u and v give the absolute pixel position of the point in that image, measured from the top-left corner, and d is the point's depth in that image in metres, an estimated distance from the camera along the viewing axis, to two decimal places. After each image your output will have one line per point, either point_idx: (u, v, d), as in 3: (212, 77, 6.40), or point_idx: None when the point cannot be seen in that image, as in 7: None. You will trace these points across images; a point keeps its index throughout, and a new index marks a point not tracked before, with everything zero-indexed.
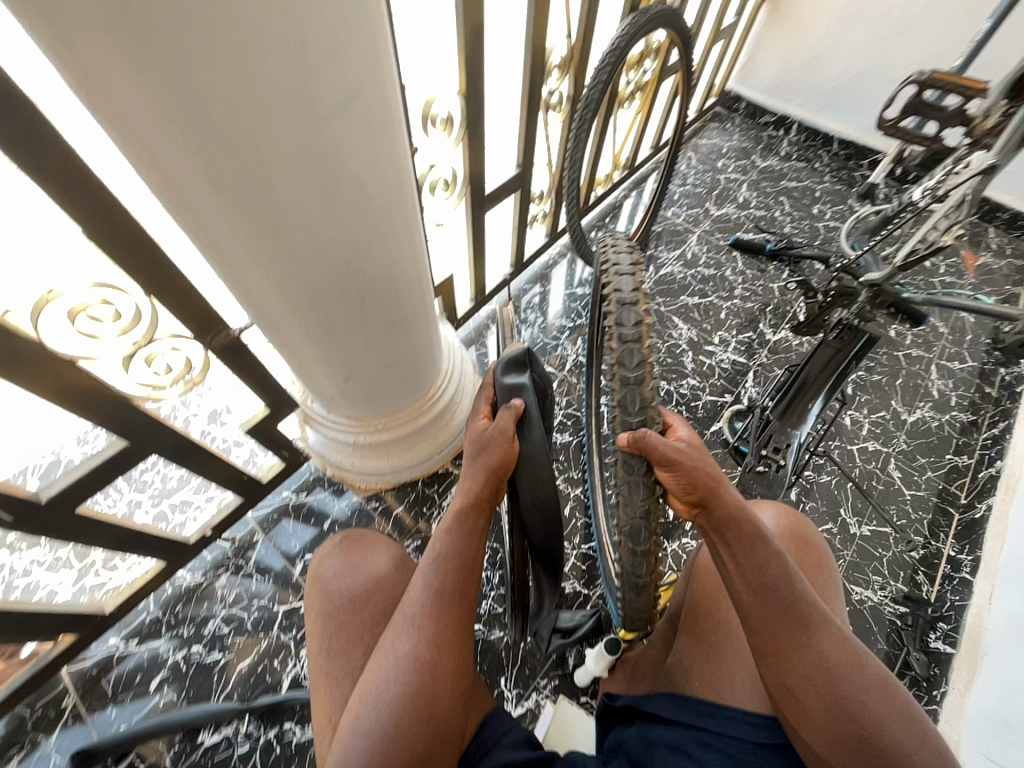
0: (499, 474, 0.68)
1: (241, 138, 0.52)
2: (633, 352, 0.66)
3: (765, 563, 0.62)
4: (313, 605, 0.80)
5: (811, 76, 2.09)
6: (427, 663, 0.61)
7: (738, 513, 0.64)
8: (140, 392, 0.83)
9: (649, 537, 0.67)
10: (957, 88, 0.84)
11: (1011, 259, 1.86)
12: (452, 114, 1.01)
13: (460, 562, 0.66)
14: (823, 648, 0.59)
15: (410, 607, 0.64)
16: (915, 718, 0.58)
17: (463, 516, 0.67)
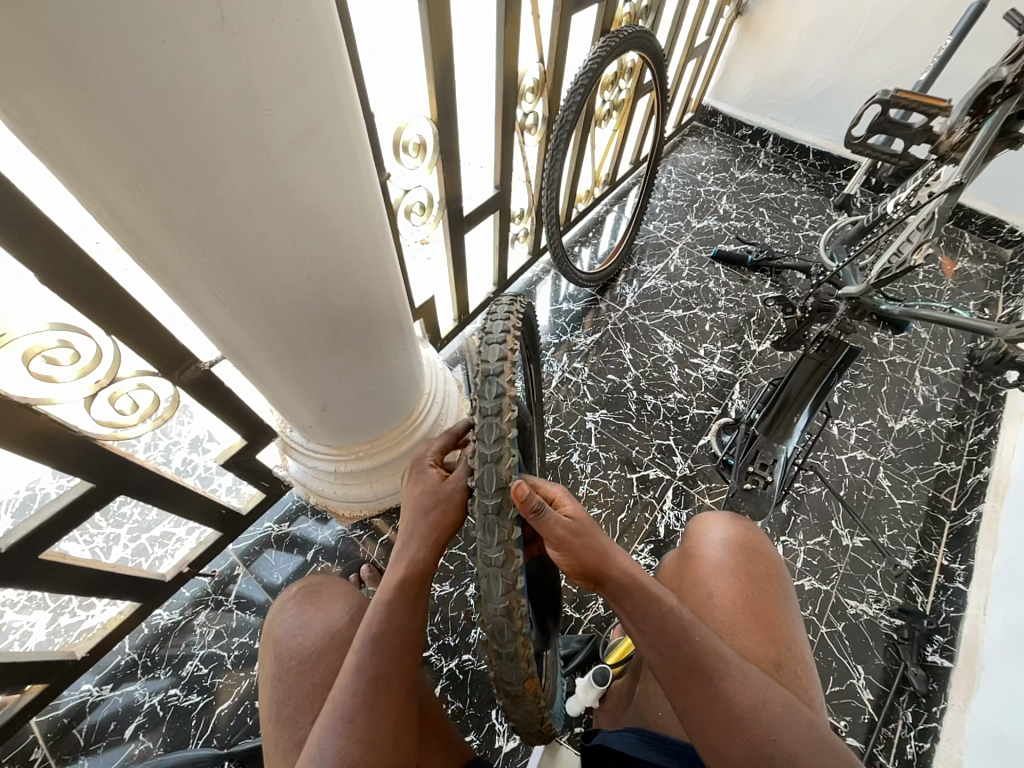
0: (443, 539, 0.64)
1: (196, 178, 0.51)
2: (492, 426, 0.55)
3: (667, 624, 0.59)
4: (265, 665, 0.80)
5: (784, 90, 2.13)
6: (354, 761, 0.56)
7: (632, 580, 0.59)
8: (104, 431, 0.80)
9: (515, 637, 0.53)
10: (919, 106, 0.86)
11: (987, 263, 1.89)
12: (425, 139, 1.01)
13: (400, 639, 0.61)
14: (735, 698, 0.58)
15: (341, 695, 0.59)
16: (830, 742, 0.59)
17: (402, 586, 0.62)
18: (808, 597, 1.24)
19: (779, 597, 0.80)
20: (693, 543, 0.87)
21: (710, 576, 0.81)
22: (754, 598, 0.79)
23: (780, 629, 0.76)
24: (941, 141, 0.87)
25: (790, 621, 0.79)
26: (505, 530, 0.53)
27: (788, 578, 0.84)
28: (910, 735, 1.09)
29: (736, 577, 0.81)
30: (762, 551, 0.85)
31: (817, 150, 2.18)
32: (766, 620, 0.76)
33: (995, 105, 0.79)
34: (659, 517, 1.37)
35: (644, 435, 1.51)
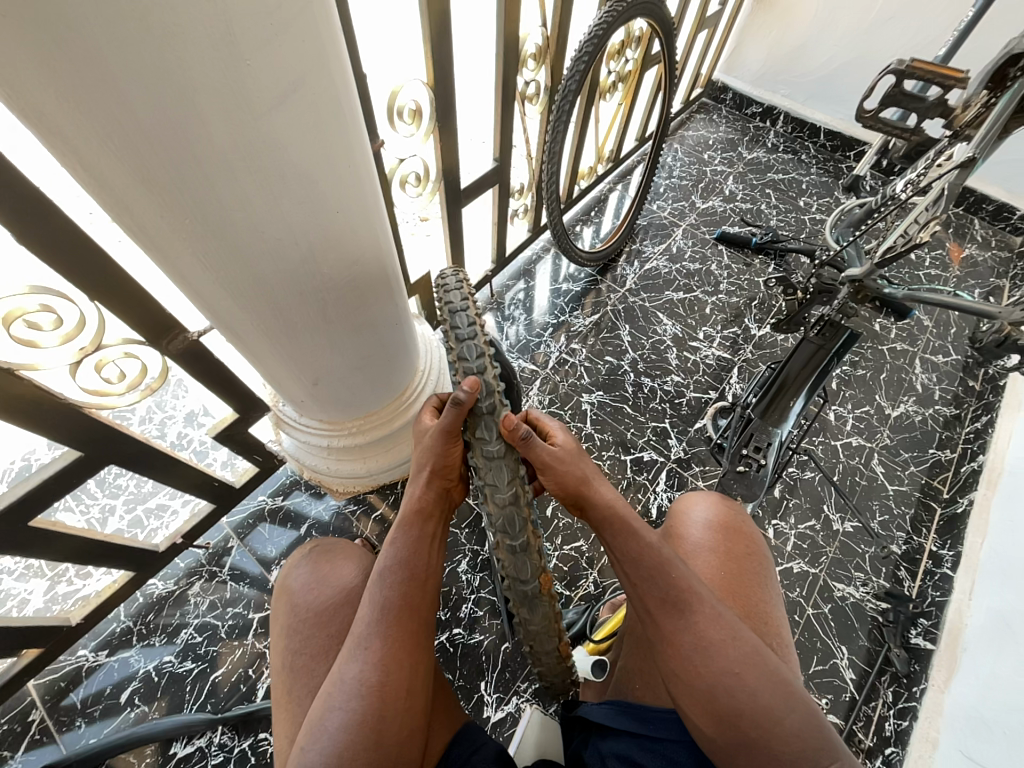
0: (443, 482, 0.71)
1: (169, 131, 0.48)
2: (471, 348, 0.82)
3: (640, 553, 0.64)
4: (279, 617, 0.81)
5: (797, 65, 2.06)
6: (375, 686, 0.58)
7: (609, 510, 0.68)
8: (90, 400, 0.79)
9: (522, 529, 0.77)
10: (936, 77, 0.81)
11: (995, 250, 1.85)
12: (421, 105, 0.97)
13: (408, 574, 0.64)
14: (704, 630, 0.59)
15: (359, 627, 0.61)
16: (799, 694, 0.58)
17: (408, 524, 0.67)
18: (796, 580, 1.25)
19: (760, 576, 0.79)
20: (677, 522, 0.87)
21: (692, 554, 0.82)
22: (734, 574, 0.79)
23: (756, 605, 0.76)
24: (955, 116, 0.84)
25: (768, 598, 0.78)
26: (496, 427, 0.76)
27: (771, 562, 0.83)
28: (889, 713, 1.11)
29: (715, 556, 0.80)
30: (746, 532, 0.85)
31: (828, 130, 2.12)
32: (744, 593, 0.77)
33: (1014, 78, 0.75)
34: (651, 498, 1.37)
35: (640, 417, 1.50)
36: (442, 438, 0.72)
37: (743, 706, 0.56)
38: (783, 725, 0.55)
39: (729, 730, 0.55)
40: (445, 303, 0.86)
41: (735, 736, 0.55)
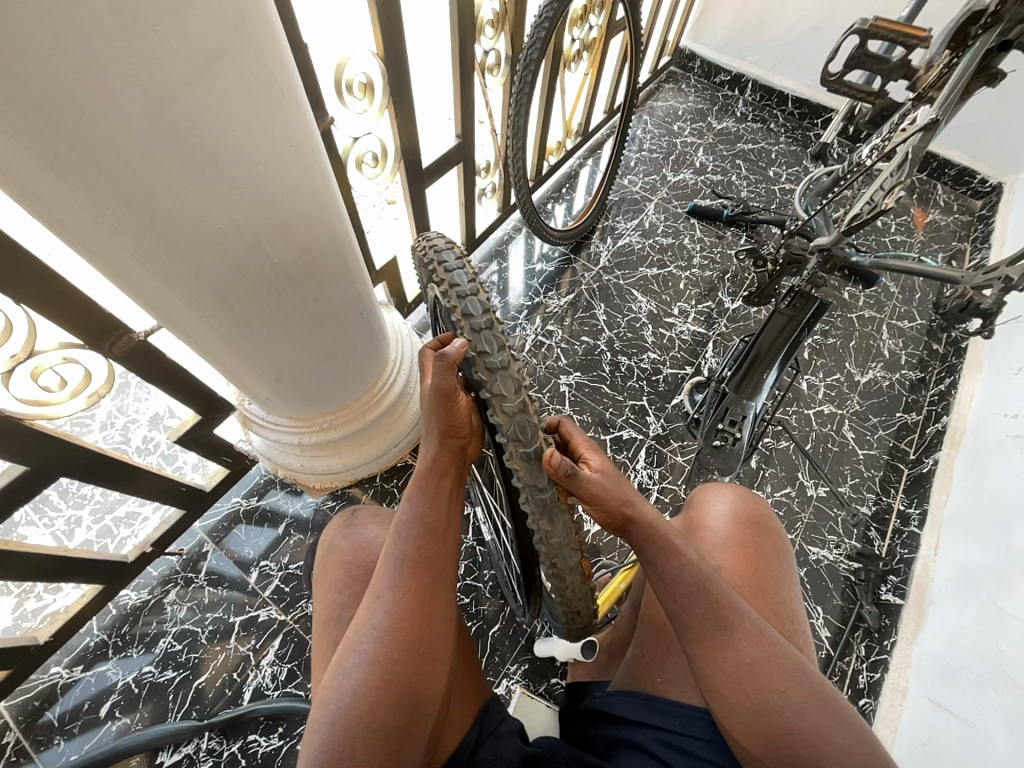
0: (455, 438, 0.66)
1: (77, 111, 0.43)
2: (461, 270, 0.72)
3: (683, 579, 0.62)
4: (323, 575, 0.78)
5: (764, 31, 2.02)
6: (396, 635, 0.57)
7: (652, 528, 0.63)
8: (29, 410, 0.74)
9: (536, 433, 0.63)
10: (900, 37, 0.79)
11: (957, 215, 1.89)
12: (372, 78, 0.91)
13: (429, 526, 0.62)
14: (750, 652, 0.59)
15: (381, 578, 0.60)
16: (841, 705, 0.59)
17: (426, 480, 0.64)
18: None
19: (784, 573, 0.80)
20: (699, 513, 0.87)
21: (715, 549, 0.81)
22: (759, 571, 0.78)
23: (779, 600, 0.76)
24: (919, 78, 0.83)
25: (794, 595, 0.79)
26: (498, 339, 0.65)
27: (791, 553, 0.84)
28: (863, 667, 1.16)
29: (739, 550, 0.80)
30: (767, 525, 0.84)
31: (796, 98, 2.10)
32: (769, 590, 0.77)
33: (976, 36, 0.74)
34: (632, 476, 1.38)
35: (618, 396, 1.50)
36: (439, 399, 0.63)
37: (794, 726, 0.56)
38: (829, 741, 0.55)
39: (779, 750, 0.56)
40: (437, 262, 0.73)
41: (781, 753, 0.56)
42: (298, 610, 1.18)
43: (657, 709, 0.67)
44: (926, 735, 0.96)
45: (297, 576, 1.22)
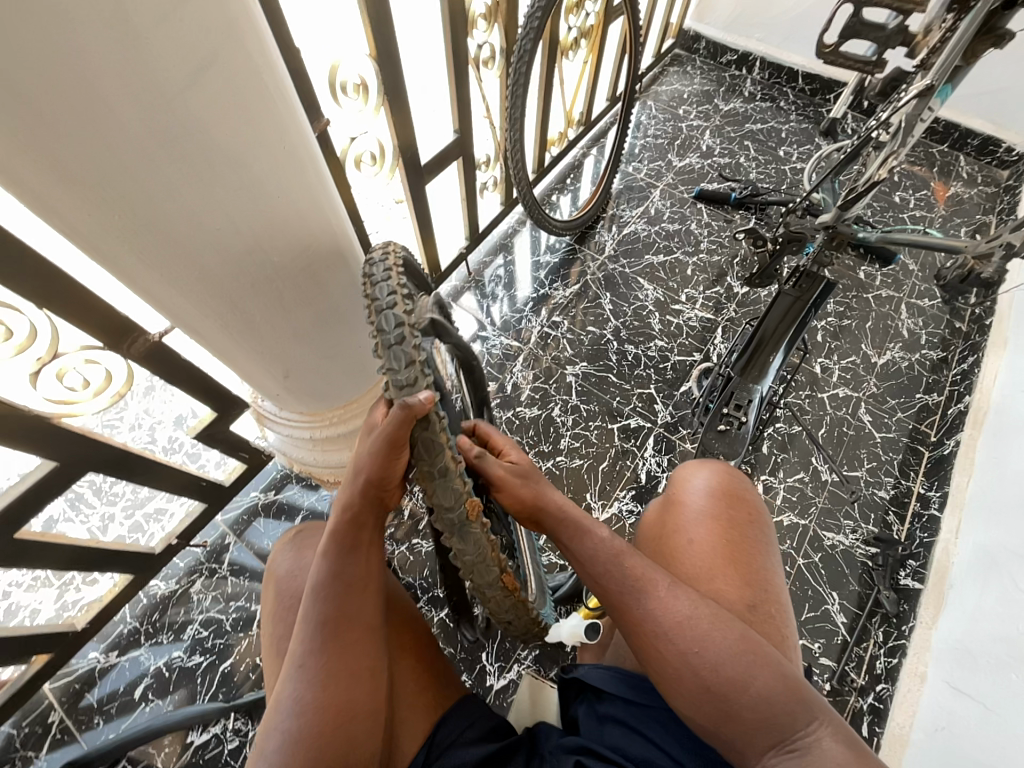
0: (378, 485, 0.62)
1: (83, 121, 0.47)
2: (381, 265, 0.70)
3: (597, 553, 0.62)
4: (267, 604, 0.81)
5: (770, 7, 1.97)
6: (311, 709, 0.56)
7: (563, 516, 0.64)
8: (54, 409, 0.78)
9: (444, 451, 0.59)
10: (895, 2, 0.76)
11: (982, 187, 1.81)
12: (366, 79, 0.93)
13: (345, 584, 0.61)
14: (667, 615, 0.59)
15: (295, 649, 0.59)
16: (766, 655, 0.58)
17: (341, 535, 0.61)
18: (787, 532, 1.27)
19: (752, 540, 0.78)
20: (677, 490, 0.87)
21: (690, 523, 0.81)
22: (731, 542, 0.78)
23: (748, 567, 0.76)
24: (917, 42, 0.81)
25: (760, 557, 0.78)
26: (407, 355, 0.61)
27: (771, 526, 0.83)
28: (880, 652, 1.14)
29: (714, 523, 0.79)
30: (743, 496, 0.84)
31: (806, 74, 2.04)
32: (742, 561, 0.76)
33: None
34: (640, 464, 1.38)
35: (625, 385, 1.50)
36: (386, 451, 0.59)
37: (720, 681, 0.56)
38: (752, 692, 0.56)
39: (710, 707, 0.56)
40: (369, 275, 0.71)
41: (710, 707, 0.56)
42: None
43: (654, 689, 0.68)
44: (945, 720, 0.94)
45: None
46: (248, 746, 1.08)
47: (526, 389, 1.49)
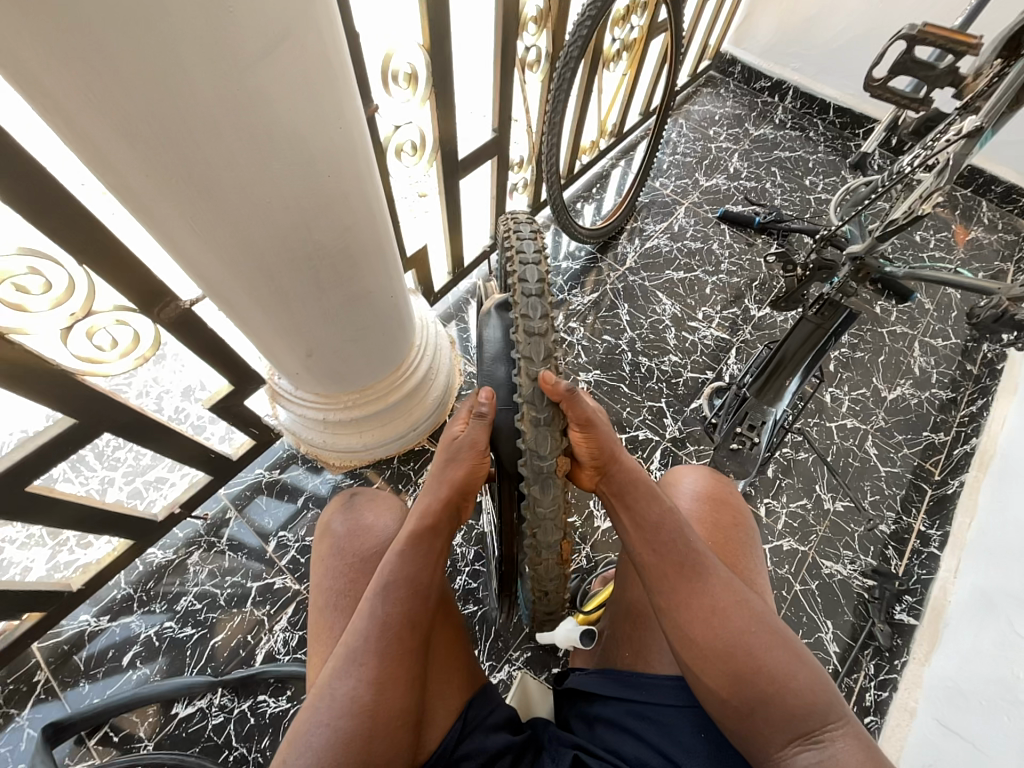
0: (459, 493, 0.67)
1: (150, 80, 0.47)
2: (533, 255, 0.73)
3: (664, 523, 0.65)
4: (318, 557, 0.81)
5: (808, 38, 2.00)
6: (365, 706, 0.56)
7: (636, 476, 0.67)
8: (80, 366, 0.79)
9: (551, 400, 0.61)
10: (947, 44, 0.78)
11: (1002, 233, 1.83)
12: (416, 69, 0.94)
13: (412, 587, 0.63)
14: (719, 596, 0.62)
15: (352, 642, 0.60)
16: (805, 654, 0.60)
17: (418, 537, 0.64)
18: (786, 557, 1.27)
19: (750, 543, 0.80)
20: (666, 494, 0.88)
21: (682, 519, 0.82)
22: (727, 542, 0.79)
23: (750, 570, 0.77)
24: (966, 85, 0.81)
25: (755, 563, 0.79)
26: (545, 348, 0.63)
27: (757, 531, 0.84)
28: (871, 685, 1.14)
29: (706, 526, 0.81)
30: (733, 502, 0.85)
31: (838, 106, 2.06)
32: (739, 559, 0.78)
33: None
34: None
35: (636, 397, 1.50)
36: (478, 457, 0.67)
37: (753, 657, 0.58)
38: (792, 683, 0.57)
39: (749, 693, 0.57)
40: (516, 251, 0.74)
41: (746, 694, 0.57)
42: (311, 581, 1.22)
43: (648, 687, 0.68)
44: (932, 756, 0.94)
45: (312, 548, 1.26)
46: (233, 723, 1.08)
47: None
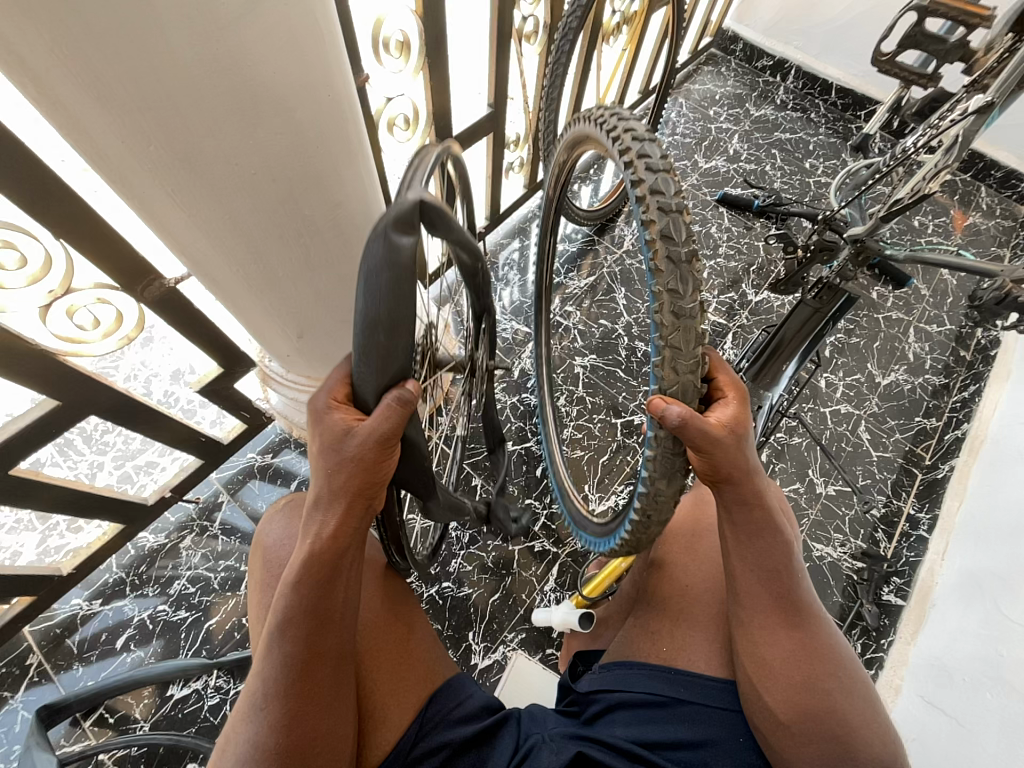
0: (358, 497, 0.57)
1: (129, 35, 0.44)
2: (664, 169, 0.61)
3: (773, 553, 0.63)
4: (256, 573, 0.77)
5: (811, 16, 1.95)
6: (273, 748, 0.52)
7: (753, 498, 0.63)
8: (62, 346, 0.77)
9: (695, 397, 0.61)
10: (959, 16, 0.75)
11: (999, 219, 1.82)
12: (409, 37, 0.90)
13: (314, 611, 0.56)
14: (806, 636, 0.62)
15: (257, 679, 0.55)
16: (875, 706, 0.61)
17: (315, 559, 0.56)
18: None
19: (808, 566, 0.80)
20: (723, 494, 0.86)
21: None
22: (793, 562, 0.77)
23: None
24: (976, 60, 0.80)
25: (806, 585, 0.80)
26: (694, 338, 0.59)
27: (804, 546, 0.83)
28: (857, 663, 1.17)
29: None
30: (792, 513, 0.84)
31: (840, 87, 2.02)
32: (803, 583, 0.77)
33: None
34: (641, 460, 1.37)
35: (632, 381, 1.49)
36: (379, 446, 0.55)
37: (828, 700, 0.59)
38: (859, 730, 0.58)
39: (818, 733, 0.58)
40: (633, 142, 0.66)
41: (813, 731, 0.58)
42: None
43: (640, 679, 0.68)
44: (915, 731, 0.97)
45: None
46: (229, 704, 1.08)
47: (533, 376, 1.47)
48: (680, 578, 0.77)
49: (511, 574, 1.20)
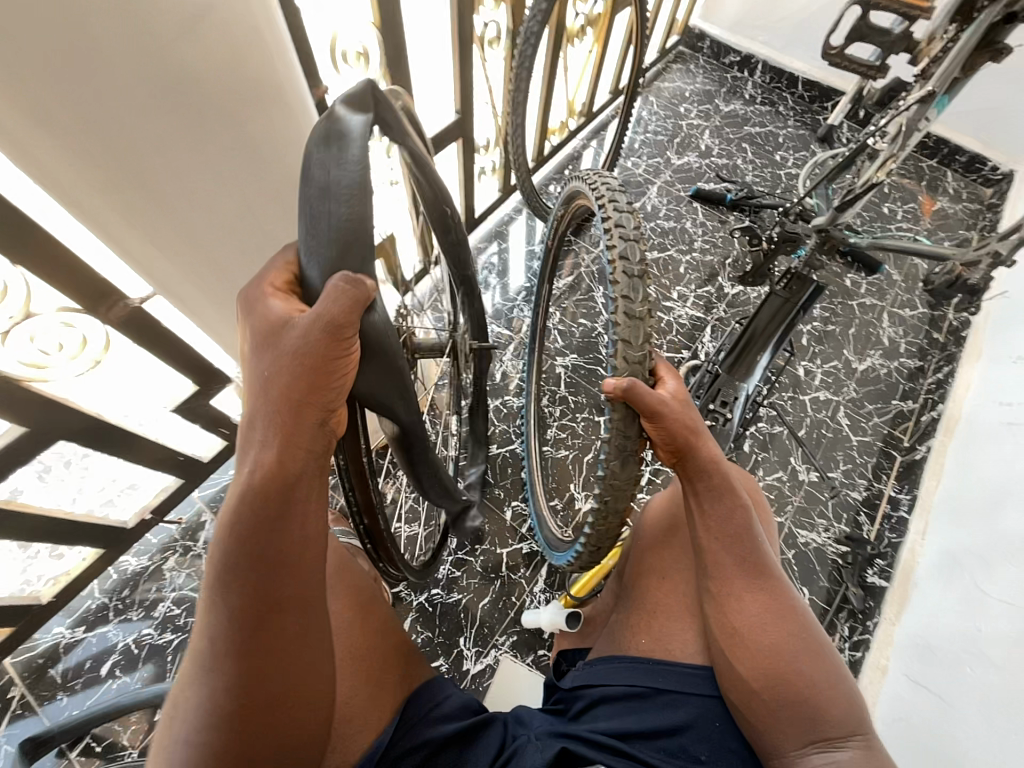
0: (303, 407, 0.50)
1: (64, 56, 0.44)
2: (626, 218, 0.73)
3: (733, 517, 0.66)
4: None
5: (774, 11, 1.98)
6: (225, 710, 0.49)
7: (710, 467, 0.67)
8: (24, 373, 0.76)
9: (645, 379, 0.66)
10: (901, 8, 0.77)
11: (966, 203, 1.86)
12: (368, 48, 0.91)
13: (263, 559, 0.50)
14: (770, 600, 0.64)
15: (205, 635, 0.50)
16: (840, 672, 0.62)
17: (259, 494, 0.49)
18: None
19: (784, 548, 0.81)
20: None
21: None
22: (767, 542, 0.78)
23: None
24: (921, 50, 0.82)
25: None
26: (644, 333, 0.66)
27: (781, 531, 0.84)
28: (846, 646, 1.18)
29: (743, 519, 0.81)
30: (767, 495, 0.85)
31: (806, 80, 2.06)
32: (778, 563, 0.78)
33: (981, 9, 0.72)
34: None
35: None
36: (328, 336, 0.48)
37: (793, 665, 0.60)
38: (823, 695, 0.59)
39: (785, 698, 0.59)
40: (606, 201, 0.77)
41: (781, 697, 0.59)
42: None
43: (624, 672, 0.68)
44: (902, 711, 0.98)
45: None
46: None
47: (516, 378, 1.47)
48: (659, 568, 0.77)
49: (501, 577, 1.20)
